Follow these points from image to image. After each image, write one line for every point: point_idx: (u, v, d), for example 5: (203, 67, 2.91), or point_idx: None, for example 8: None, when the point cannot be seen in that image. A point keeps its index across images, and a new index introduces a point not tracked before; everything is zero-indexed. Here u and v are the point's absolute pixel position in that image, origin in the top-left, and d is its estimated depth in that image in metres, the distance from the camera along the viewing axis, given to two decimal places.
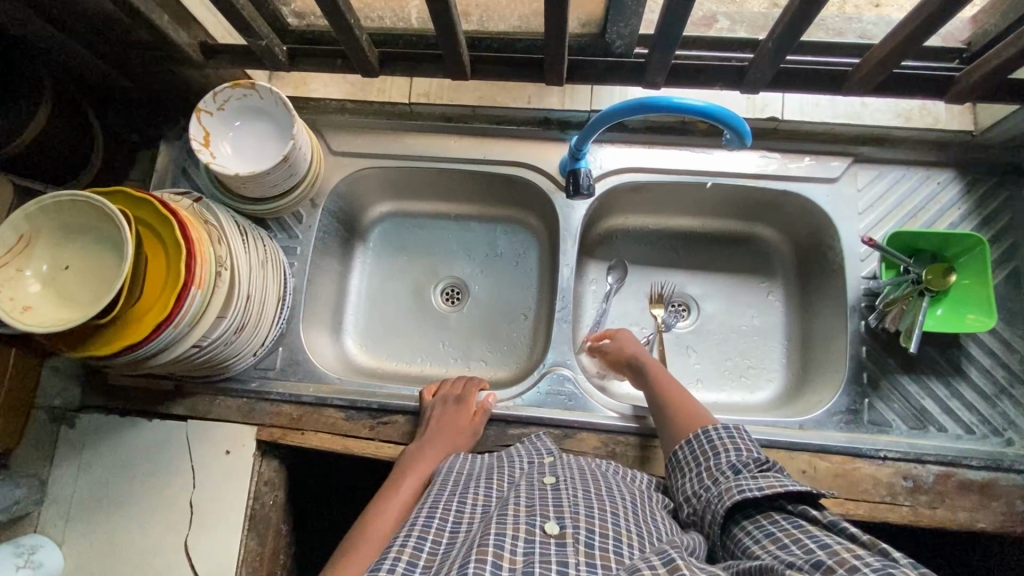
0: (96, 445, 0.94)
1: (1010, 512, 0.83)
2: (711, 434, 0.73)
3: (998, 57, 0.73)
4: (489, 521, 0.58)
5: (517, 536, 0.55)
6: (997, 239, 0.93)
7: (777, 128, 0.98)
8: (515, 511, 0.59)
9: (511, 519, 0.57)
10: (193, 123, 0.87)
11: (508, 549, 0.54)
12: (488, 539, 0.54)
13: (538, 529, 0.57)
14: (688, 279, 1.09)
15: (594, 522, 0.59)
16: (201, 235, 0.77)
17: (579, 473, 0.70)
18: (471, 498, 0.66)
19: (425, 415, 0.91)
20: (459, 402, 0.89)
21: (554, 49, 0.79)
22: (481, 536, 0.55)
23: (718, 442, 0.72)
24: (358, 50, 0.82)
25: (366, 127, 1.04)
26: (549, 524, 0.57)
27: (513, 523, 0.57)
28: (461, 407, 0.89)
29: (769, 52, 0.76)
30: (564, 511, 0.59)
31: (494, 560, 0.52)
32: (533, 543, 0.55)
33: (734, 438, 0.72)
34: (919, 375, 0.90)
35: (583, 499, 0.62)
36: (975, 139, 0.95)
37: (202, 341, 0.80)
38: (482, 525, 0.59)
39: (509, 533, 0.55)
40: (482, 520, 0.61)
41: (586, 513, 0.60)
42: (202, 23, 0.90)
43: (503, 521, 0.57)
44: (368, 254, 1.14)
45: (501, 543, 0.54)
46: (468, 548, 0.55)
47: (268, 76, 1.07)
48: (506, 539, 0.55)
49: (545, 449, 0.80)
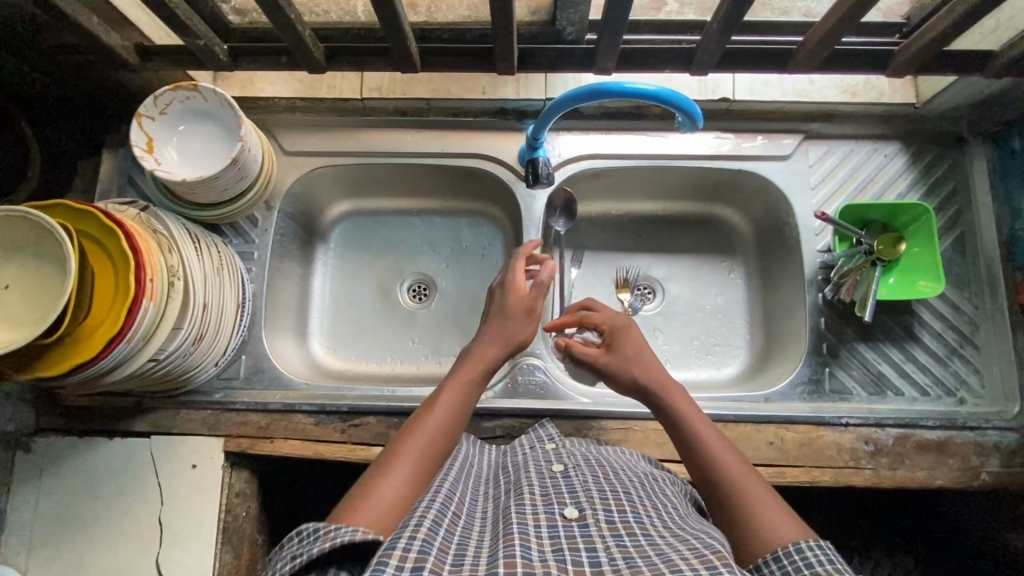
0: (56, 468, 0.90)
1: (965, 467, 0.87)
2: (807, 552, 0.52)
3: (934, 30, 0.75)
4: (507, 515, 0.56)
5: (539, 523, 0.54)
6: (943, 207, 0.97)
7: (729, 108, 0.98)
8: (531, 502, 0.58)
9: (530, 510, 0.56)
10: (134, 129, 0.84)
11: (534, 534, 0.52)
12: (512, 528, 0.53)
13: (558, 514, 0.55)
14: (652, 262, 1.10)
15: (610, 502, 0.57)
16: (149, 244, 0.75)
17: (585, 458, 0.69)
18: (484, 496, 0.64)
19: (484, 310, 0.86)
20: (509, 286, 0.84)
21: (503, 39, 0.78)
22: (504, 528, 0.54)
23: (820, 567, 0.51)
24: (302, 46, 0.80)
25: (320, 126, 1.02)
26: (568, 509, 0.56)
27: (533, 513, 0.55)
28: (512, 289, 0.83)
29: (715, 34, 0.76)
30: (580, 496, 0.58)
31: (522, 543, 0.50)
32: (556, 527, 0.53)
33: (838, 564, 0.51)
34: (875, 342, 0.93)
35: (595, 484, 0.61)
36: (919, 110, 0.97)
37: (160, 354, 0.78)
38: (499, 516, 0.58)
39: (531, 521, 0.54)
40: (496, 510, 0.60)
41: (600, 495, 0.58)
42: (136, 24, 0.87)
43: (522, 513, 0.55)
44: (330, 254, 1.12)
45: (525, 530, 0.52)
46: (493, 538, 0.53)
47: (213, 77, 1.04)
48: (529, 527, 0.53)
49: (548, 434, 0.80)
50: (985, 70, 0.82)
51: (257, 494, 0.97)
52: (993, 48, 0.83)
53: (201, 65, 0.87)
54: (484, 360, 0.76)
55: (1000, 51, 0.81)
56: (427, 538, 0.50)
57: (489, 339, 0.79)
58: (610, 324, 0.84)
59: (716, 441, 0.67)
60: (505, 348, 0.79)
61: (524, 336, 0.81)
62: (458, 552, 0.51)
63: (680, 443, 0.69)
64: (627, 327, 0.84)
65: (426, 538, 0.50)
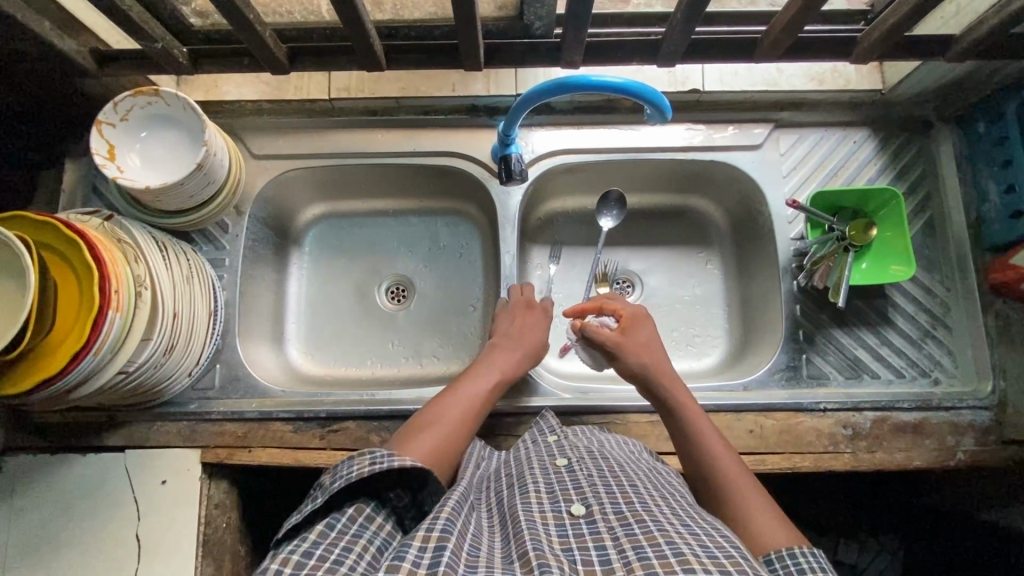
0: (27, 488, 0.87)
1: (941, 447, 0.88)
2: (799, 557, 0.52)
3: (895, 16, 0.76)
4: (514, 513, 0.56)
5: (548, 522, 0.54)
6: (912, 191, 0.98)
7: (699, 100, 0.99)
8: (537, 499, 0.57)
9: (537, 509, 0.56)
10: (94, 137, 0.82)
11: (545, 531, 0.52)
12: (521, 528, 0.52)
13: (565, 513, 0.55)
14: (630, 255, 1.10)
15: (617, 495, 0.56)
16: (114, 255, 0.73)
17: (588, 451, 0.67)
18: (487, 492, 0.65)
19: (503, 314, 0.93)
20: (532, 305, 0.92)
21: (467, 35, 0.77)
22: (512, 528, 0.54)
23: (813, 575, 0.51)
24: (262, 47, 0.78)
25: (288, 128, 1.01)
26: (575, 506, 0.55)
27: (541, 512, 0.55)
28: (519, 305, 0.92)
29: (680, 23, 0.76)
30: (586, 492, 0.57)
31: (534, 539, 0.50)
32: (564, 527, 0.53)
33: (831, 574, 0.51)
34: (850, 327, 0.94)
35: (600, 478, 0.60)
36: (885, 96, 0.98)
37: (129, 367, 0.76)
38: (505, 516, 0.57)
39: (539, 521, 0.54)
40: (501, 509, 0.59)
41: (607, 489, 0.57)
42: (92, 29, 0.85)
43: (529, 512, 0.55)
44: (304, 259, 1.10)
45: (536, 529, 0.52)
46: (505, 538, 0.53)
47: (176, 81, 1.02)
48: (538, 525, 0.53)
49: (549, 425, 0.78)
50: (946, 55, 0.83)
51: (238, 504, 0.95)
52: (954, 33, 0.84)
53: (161, 68, 0.85)
54: (513, 358, 0.85)
55: (961, 35, 0.82)
56: (450, 517, 0.52)
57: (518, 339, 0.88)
58: (630, 311, 0.86)
59: (719, 444, 0.69)
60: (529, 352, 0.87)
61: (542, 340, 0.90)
62: (474, 544, 0.52)
63: (685, 442, 0.71)
64: (643, 319, 0.86)
65: (449, 517, 0.52)
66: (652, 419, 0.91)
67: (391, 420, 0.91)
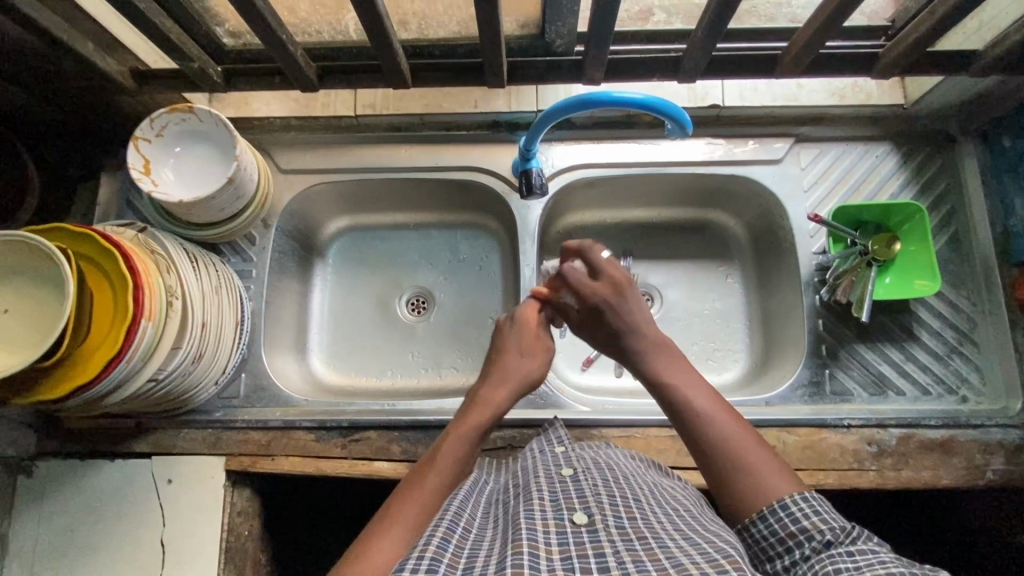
0: (58, 493, 0.90)
1: (970, 466, 0.86)
2: (792, 508, 0.58)
3: (917, 31, 0.76)
4: (516, 519, 0.55)
5: (548, 530, 0.52)
6: (936, 206, 0.97)
7: (719, 115, 0.99)
8: (540, 506, 0.56)
9: (539, 515, 0.54)
10: (131, 152, 0.85)
11: (543, 540, 0.51)
12: (521, 534, 0.51)
13: (567, 521, 0.54)
14: (649, 268, 1.10)
15: (620, 509, 0.56)
16: (148, 265, 0.75)
17: (594, 462, 0.67)
18: (496, 506, 0.62)
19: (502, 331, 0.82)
20: (522, 319, 0.82)
21: (492, 53, 0.79)
22: (512, 533, 0.52)
23: (806, 521, 0.57)
24: (294, 65, 0.81)
25: (314, 143, 1.03)
26: (577, 514, 0.55)
27: (542, 519, 0.54)
28: (519, 324, 0.81)
29: (700, 41, 0.77)
30: (589, 500, 0.56)
31: (531, 550, 0.49)
32: (565, 535, 0.52)
33: (823, 515, 0.57)
34: (874, 342, 0.94)
35: (604, 488, 0.59)
36: (907, 111, 0.98)
37: (159, 374, 0.78)
38: (508, 522, 0.56)
39: (540, 527, 0.52)
40: (505, 515, 0.58)
41: (610, 501, 0.57)
42: (134, 49, 0.89)
43: (530, 518, 0.54)
44: (328, 271, 1.12)
45: (535, 537, 0.51)
46: (502, 543, 0.52)
47: (209, 98, 1.06)
48: (538, 532, 0.52)
49: (559, 436, 0.76)
50: (969, 70, 0.83)
51: (260, 513, 0.96)
52: (977, 47, 0.84)
53: (197, 87, 0.88)
54: (490, 406, 0.72)
55: (984, 50, 0.82)
56: (436, 557, 0.49)
57: (498, 379, 0.75)
58: (612, 292, 0.78)
59: (699, 390, 0.69)
60: (514, 391, 0.75)
61: (535, 373, 0.78)
62: (468, 567, 0.50)
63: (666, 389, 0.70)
64: (633, 297, 0.77)
65: (433, 556, 0.49)
66: (673, 433, 0.90)
67: (411, 431, 0.92)
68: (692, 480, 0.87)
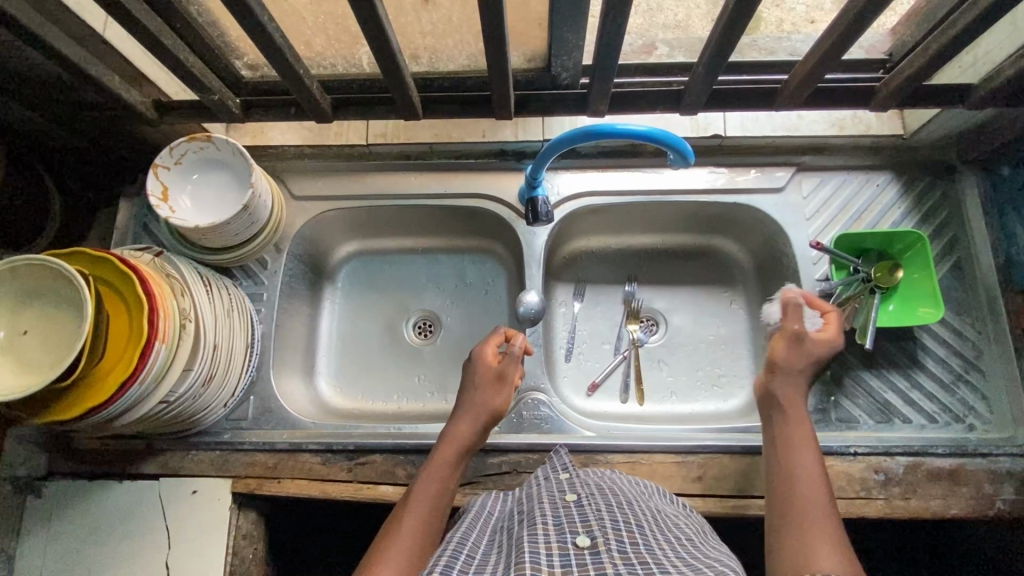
0: (67, 513, 0.90)
1: (979, 496, 0.86)
2: None
3: (912, 66, 0.78)
4: (520, 543, 0.55)
5: (552, 552, 0.53)
6: (938, 233, 0.98)
7: (722, 144, 1.02)
8: (544, 531, 0.57)
9: (543, 539, 0.55)
10: (150, 179, 0.88)
11: (546, 562, 0.51)
12: (524, 557, 0.52)
13: (570, 543, 0.54)
14: (654, 294, 1.12)
15: (623, 533, 0.56)
16: (163, 289, 0.77)
17: (598, 487, 0.67)
18: (500, 532, 0.62)
19: (466, 367, 0.86)
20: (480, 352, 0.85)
21: (499, 86, 0.82)
22: (515, 557, 0.53)
23: None
24: (310, 98, 0.85)
25: (326, 170, 1.07)
26: (580, 538, 0.55)
27: (545, 542, 0.54)
28: (482, 360, 0.84)
29: (702, 77, 0.80)
30: (592, 525, 0.57)
31: (533, 572, 0.49)
32: (568, 556, 0.52)
33: None
34: (879, 370, 0.94)
35: (608, 513, 0.59)
36: (906, 141, 1.01)
37: (170, 397, 0.79)
38: (513, 545, 0.56)
39: (543, 551, 0.53)
40: (508, 541, 0.58)
41: (613, 525, 0.57)
42: (157, 82, 0.92)
43: (534, 542, 0.54)
44: (337, 295, 1.14)
45: (538, 559, 0.51)
46: (506, 566, 0.53)
47: (227, 127, 1.10)
48: (541, 555, 0.52)
49: (564, 462, 0.77)
50: (966, 102, 0.85)
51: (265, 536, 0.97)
52: (972, 81, 0.86)
53: (217, 117, 0.92)
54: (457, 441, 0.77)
55: (979, 84, 0.83)
56: None
57: (465, 414, 0.79)
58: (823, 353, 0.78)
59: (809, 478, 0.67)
60: (478, 423, 0.79)
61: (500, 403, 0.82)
62: None
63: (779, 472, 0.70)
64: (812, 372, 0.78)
65: None
66: (678, 460, 0.90)
67: (415, 454, 0.92)
68: (696, 507, 0.87)
